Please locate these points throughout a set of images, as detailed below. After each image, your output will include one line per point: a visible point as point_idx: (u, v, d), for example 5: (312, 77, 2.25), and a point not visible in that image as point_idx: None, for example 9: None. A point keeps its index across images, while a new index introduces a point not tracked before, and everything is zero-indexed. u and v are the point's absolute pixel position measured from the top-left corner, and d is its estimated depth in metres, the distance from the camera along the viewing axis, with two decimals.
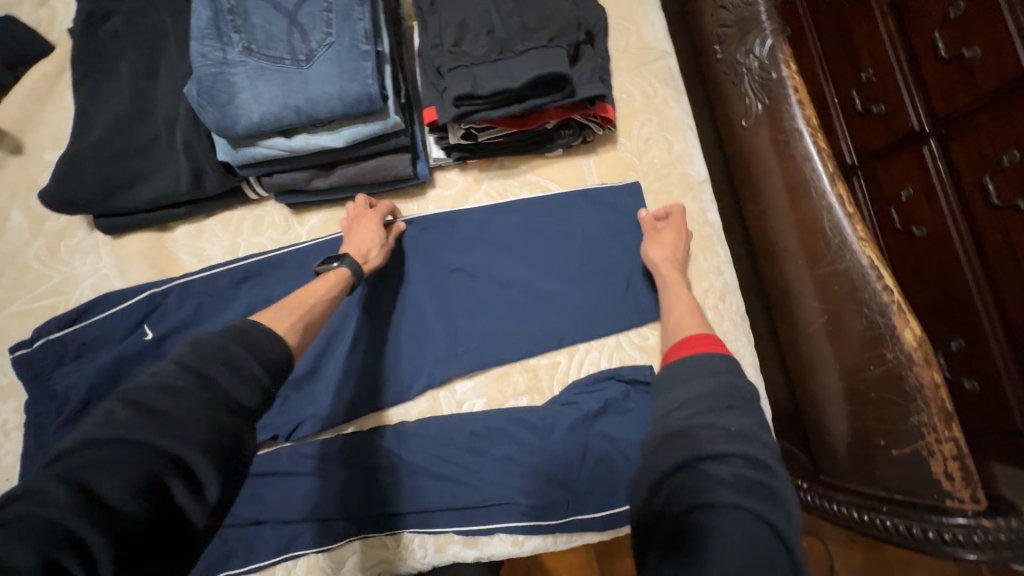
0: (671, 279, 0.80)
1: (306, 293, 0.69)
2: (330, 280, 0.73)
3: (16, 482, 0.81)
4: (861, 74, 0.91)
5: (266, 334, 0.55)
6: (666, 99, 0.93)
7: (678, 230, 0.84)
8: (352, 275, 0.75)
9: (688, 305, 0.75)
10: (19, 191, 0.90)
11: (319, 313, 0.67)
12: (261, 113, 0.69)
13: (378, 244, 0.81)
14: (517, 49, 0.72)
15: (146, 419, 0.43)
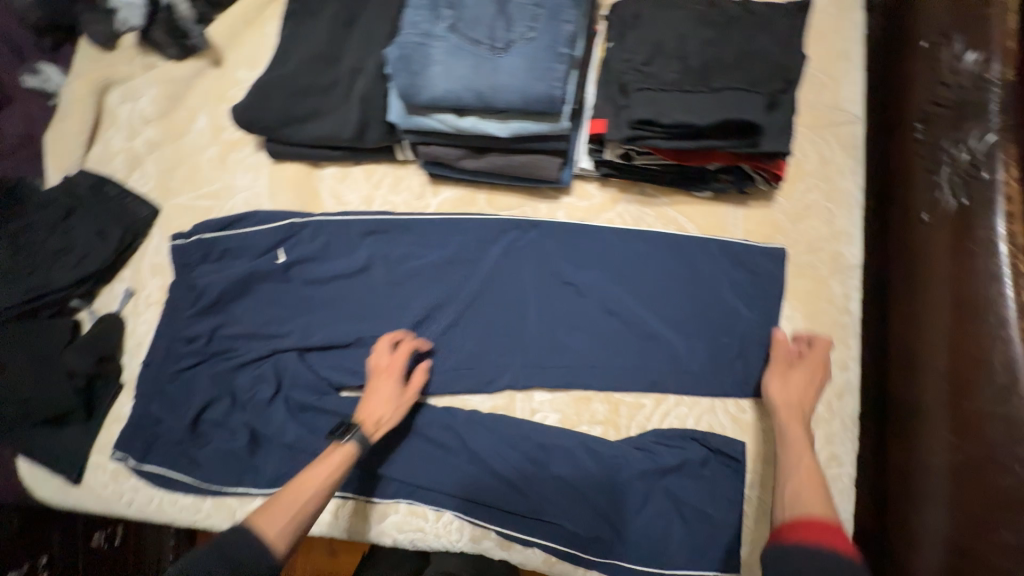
0: (791, 434, 0.72)
1: (307, 483, 0.71)
2: (332, 461, 0.73)
3: (148, 346, 0.95)
4: None
5: (250, 548, 0.64)
6: (843, 169, 0.84)
7: (813, 371, 0.76)
8: (357, 451, 0.75)
9: (810, 475, 0.66)
10: (210, 99, 1.01)
11: (313, 512, 0.70)
12: (445, 89, 0.72)
13: (393, 408, 0.80)
14: (712, 85, 0.69)
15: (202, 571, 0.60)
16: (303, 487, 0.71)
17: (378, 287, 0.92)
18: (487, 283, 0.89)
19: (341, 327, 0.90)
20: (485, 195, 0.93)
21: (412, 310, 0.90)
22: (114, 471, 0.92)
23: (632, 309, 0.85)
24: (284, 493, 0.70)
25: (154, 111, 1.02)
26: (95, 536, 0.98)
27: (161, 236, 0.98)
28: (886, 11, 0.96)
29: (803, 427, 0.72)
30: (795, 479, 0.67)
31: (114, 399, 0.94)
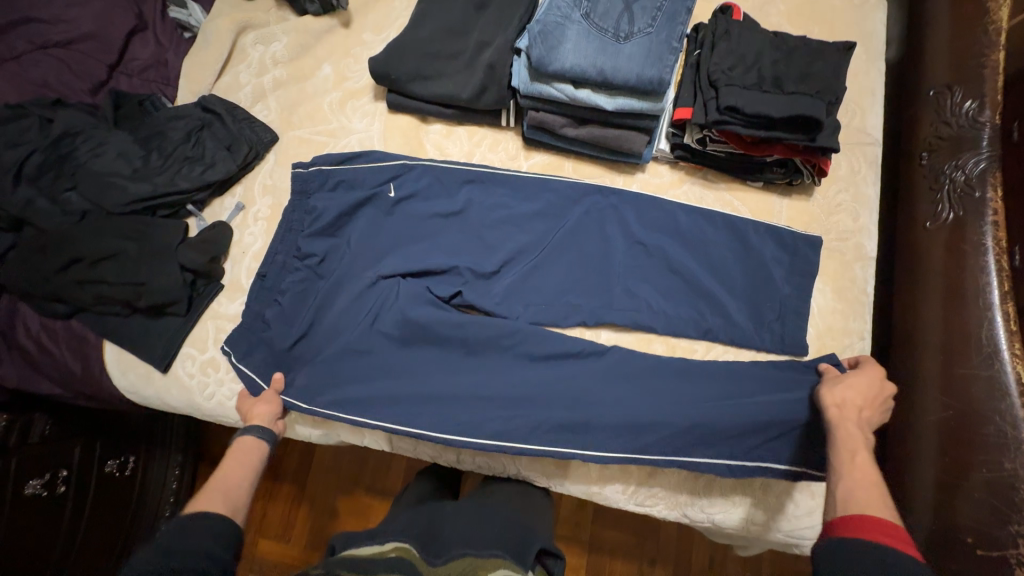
0: (846, 430, 0.77)
1: (227, 474, 0.81)
2: (241, 454, 0.85)
3: (250, 256, 1.04)
4: None
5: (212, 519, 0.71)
6: (867, 179, 1.04)
7: (869, 378, 0.83)
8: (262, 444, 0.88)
9: (869, 476, 0.70)
10: (336, 53, 1.15)
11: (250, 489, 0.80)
12: (574, 62, 0.88)
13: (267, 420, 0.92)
14: (785, 89, 0.88)
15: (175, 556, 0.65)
16: (221, 485, 0.78)
17: (471, 227, 1.05)
18: (569, 236, 1.03)
19: (438, 258, 1.02)
20: (571, 163, 1.09)
21: (499, 249, 1.03)
22: (204, 363, 0.99)
23: (691, 270, 0.99)
24: (212, 484, 0.78)
25: (285, 55, 1.15)
26: (111, 464, 1.23)
27: (275, 161, 1.09)
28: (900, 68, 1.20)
29: (858, 427, 0.77)
30: (853, 478, 0.70)
31: (214, 297, 1.02)
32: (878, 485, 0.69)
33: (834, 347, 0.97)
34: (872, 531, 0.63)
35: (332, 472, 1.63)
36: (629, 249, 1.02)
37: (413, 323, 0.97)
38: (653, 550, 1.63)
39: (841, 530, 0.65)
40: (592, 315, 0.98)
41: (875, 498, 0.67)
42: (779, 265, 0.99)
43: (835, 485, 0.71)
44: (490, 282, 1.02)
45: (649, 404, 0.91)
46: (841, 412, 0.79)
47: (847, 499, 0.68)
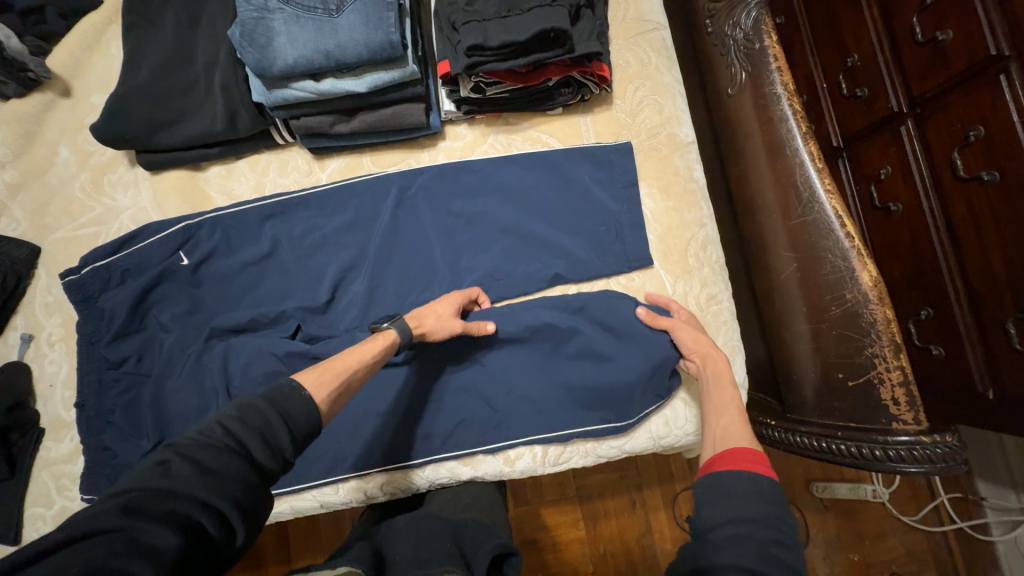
0: (716, 377, 0.81)
1: (351, 355, 0.72)
2: (378, 342, 0.76)
3: (62, 385, 0.93)
4: (848, 59, 1.01)
5: (302, 401, 0.61)
6: (660, 67, 1.01)
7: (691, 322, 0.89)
8: (395, 339, 0.77)
9: (736, 406, 0.76)
10: (67, 129, 1.00)
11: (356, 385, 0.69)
12: (295, 56, 0.79)
13: (436, 318, 0.84)
14: (524, 7, 0.81)
15: (196, 477, 0.50)
16: (339, 362, 0.70)
17: (289, 265, 0.96)
18: (392, 235, 0.96)
19: (266, 309, 0.93)
20: (369, 157, 0.99)
21: (326, 275, 0.95)
22: (57, 516, 0.88)
23: (522, 223, 0.95)
24: (331, 363, 0.69)
25: (7, 152, 0.98)
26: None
27: (48, 274, 0.95)
28: None
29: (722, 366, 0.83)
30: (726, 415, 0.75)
31: (37, 446, 0.90)
32: (743, 416, 0.74)
33: (679, 244, 0.96)
34: (750, 463, 0.65)
35: (305, 538, 1.34)
36: (455, 222, 0.96)
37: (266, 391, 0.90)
38: (636, 475, 1.51)
39: (717, 465, 0.66)
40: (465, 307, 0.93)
41: (744, 432, 0.71)
42: (602, 185, 0.96)
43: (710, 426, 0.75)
44: (329, 313, 0.95)
45: (521, 361, 0.93)
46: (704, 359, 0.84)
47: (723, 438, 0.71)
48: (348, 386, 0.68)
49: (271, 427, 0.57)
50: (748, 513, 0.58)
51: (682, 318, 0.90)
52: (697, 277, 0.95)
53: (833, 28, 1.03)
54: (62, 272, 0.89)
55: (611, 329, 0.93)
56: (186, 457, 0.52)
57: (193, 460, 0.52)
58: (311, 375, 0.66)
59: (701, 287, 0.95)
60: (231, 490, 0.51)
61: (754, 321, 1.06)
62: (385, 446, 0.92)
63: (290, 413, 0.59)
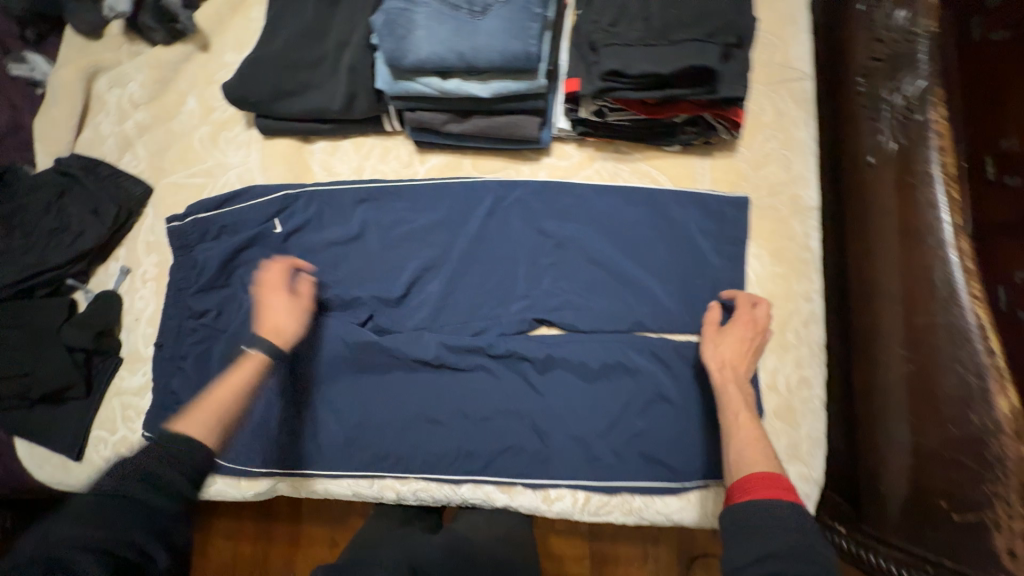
0: (731, 395, 0.78)
1: (224, 391, 0.78)
2: (246, 368, 0.81)
3: (144, 322, 0.97)
4: (1003, 140, 0.81)
5: (185, 442, 0.67)
6: (796, 121, 0.93)
7: (744, 329, 0.82)
8: (268, 359, 0.83)
9: (750, 427, 0.74)
10: (198, 82, 1.04)
11: (233, 407, 0.76)
12: (428, 52, 0.77)
13: (292, 318, 0.87)
14: (672, 38, 0.76)
15: (103, 504, 0.58)
16: (212, 400, 0.76)
17: (372, 251, 0.96)
18: (477, 243, 0.94)
19: (342, 291, 0.94)
20: (470, 160, 0.98)
21: (405, 270, 0.94)
22: (118, 444, 0.93)
23: (612, 258, 0.90)
24: (207, 404, 0.75)
25: (143, 95, 1.04)
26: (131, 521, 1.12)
27: (154, 215, 1.00)
28: None
29: (739, 386, 0.79)
30: (740, 440, 0.73)
31: (114, 373, 0.96)
32: (760, 437, 0.73)
33: (779, 316, 0.87)
34: (766, 483, 0.66)
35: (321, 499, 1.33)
36: (543, 242, 0.92)
37: (338, 372, 0.92)
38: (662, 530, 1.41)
39: (740, 495, 0.67)
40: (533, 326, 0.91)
41: (757, 454, 0.71)
42: (707, 236, 0.89)
43: (726, 449, 0.74)
44: (401, 307, 0.93)
45: (582, 404, 0.87)
46: (723, 373, 0.80)
47: (739, 462, 0.71)
48: (217, 417, 0.73)
49: (168, 470, 0.63)
50: (784, 542, 0.60)
51: (712, 325, 0.84)
52: (793, 356, 0.86)
53: (992, 93, 0.83)
54: (171, 218, 0.96)
55: (688, 391, 0.86)
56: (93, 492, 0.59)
57: (101, 504, 0.58)
58: (191, 418, 0.72)
59: (794, 367, 0.86)
60: (144, 526, 0.58)
61: (834, 415, 0.92)
62: (427, 454, 0.89)
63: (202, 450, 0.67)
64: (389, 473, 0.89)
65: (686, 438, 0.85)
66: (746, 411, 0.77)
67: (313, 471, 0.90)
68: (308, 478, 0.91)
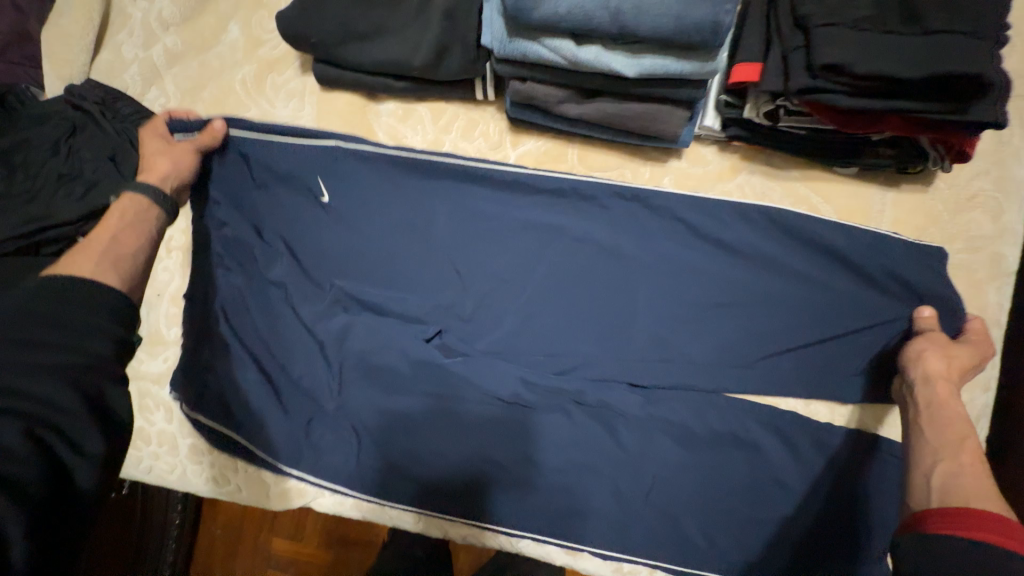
0: (953, 411, 0.59)
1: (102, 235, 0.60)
2: (127, 206, 0.64)
3: (167, 298, 0.83)
4: None
5: (81, 284, 0.51)
6: (1020, 153, 0.70)
7: (973, 353, 0.64)
8: (154, 192, 0.66)
9: (975, 457, 0.55)
10: (244, 4, 0.83)
11: (134, 246, 0.60)
12: (571, 5, 0.56)
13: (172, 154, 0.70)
14: (922, 26, 0.53)
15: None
16: (100, 241, 0.59)
17: (443, 246, 0.77)
18: (575, 259, 0.75)
19: (403, 295, 0.77)
20: (576, 150, 0.78)
21: (482, 278, 0.76)
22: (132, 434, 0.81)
23: (745, 302, 0.72)
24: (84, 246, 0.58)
25: (176, 14, 0.84)
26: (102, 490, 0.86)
27: None
28: None
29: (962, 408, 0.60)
30: (962, 466, 0.54)
31: None
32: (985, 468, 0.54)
33: None
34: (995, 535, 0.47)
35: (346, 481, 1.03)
36: (658, 268, 0.74)
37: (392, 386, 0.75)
38: None
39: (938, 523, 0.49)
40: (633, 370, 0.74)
41: (987, 490, 0.51)
42: (875, 292, 0.69)
43: (932, 470, 0.55)
44: (473, 323, 0.77)
45: (680, 474, 0.72)
46: (941, 385, 0.61)
47: (952, 489, 0.52)
48: (131, 265, 0.58)
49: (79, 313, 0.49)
50: None
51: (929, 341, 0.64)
52: None
53: None
54: (173, 127, 0.74)
55: (815, 482, 0.70)
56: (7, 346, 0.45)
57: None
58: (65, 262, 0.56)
59: None
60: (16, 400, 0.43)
61: None
62: (484, 502, 0.75)
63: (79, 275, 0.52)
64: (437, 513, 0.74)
65: (805, 538, 0.69)
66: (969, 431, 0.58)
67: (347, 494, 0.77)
68: (341, 498, 0.78)
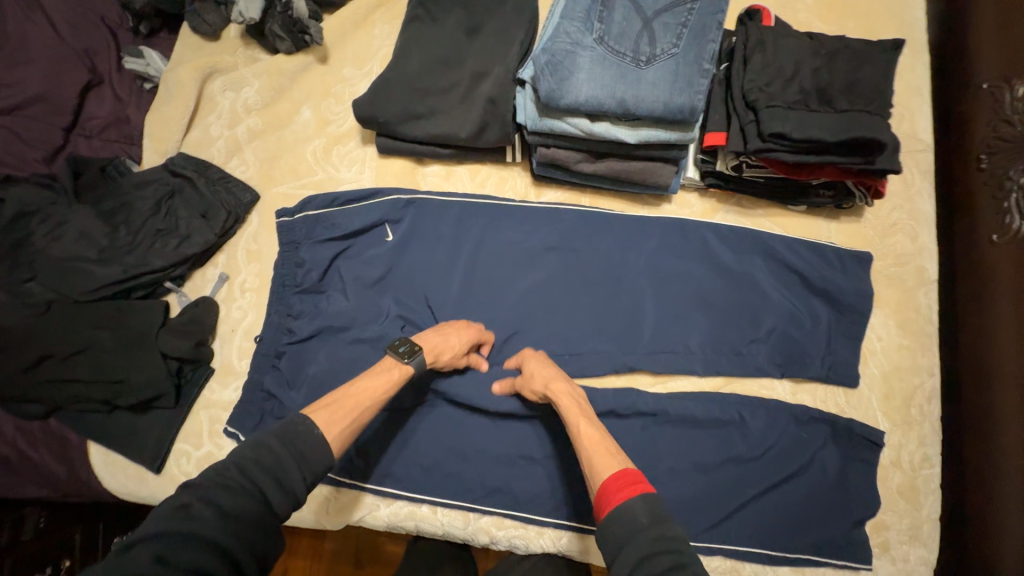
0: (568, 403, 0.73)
1: (362, 396, 0.71)
2: (392, 374, 0.75)
3: (239, 333, 0.94)
4: None
5: (315, 442, 0.62)
6: (923, 191, 0.93)
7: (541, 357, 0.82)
8: (415, 373, 0.76)
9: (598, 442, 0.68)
10: (315, 93, 1.03)
11: (365, 422, 0.70)
12: (588, 94, 0.78)
13: (454, 357, 0.80)
14: (836, 106, 0.77)
15: (209, 516, 0.53)
16: (349, 403, 0.69)
17: (483, 271, 0.93)
18: (593, 283, 0.91)
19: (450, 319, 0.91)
20: (588, 198, 0.97)
21: (518, 302, 0.91)
22: (201, 460, 0.88)
23: (734, 310, 0.88)
24: (342, 399, 0.70)
25: (258, 101, 1.03)
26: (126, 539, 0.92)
27: (259, 222, 0.98)
28: (941, 45, 0.98)
29: (567, 395, 0.75)
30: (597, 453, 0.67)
31: (204, 384, 0.92)
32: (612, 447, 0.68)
33: (903, 389, 0.86)
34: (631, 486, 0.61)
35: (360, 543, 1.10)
36: (660, 285, 0.90)
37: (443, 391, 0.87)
38: None
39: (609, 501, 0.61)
40: (648, 368, 0.87)
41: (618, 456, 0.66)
42: (835, 298, 0.87)
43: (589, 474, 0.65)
44: (514, 338, 0.90)
45: (699, 463, 0.82)
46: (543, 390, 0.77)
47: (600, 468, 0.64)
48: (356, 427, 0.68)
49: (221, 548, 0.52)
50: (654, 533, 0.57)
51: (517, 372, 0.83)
52: (917, 433, 0.84)
53: None
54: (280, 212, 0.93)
55: (811, 461, 0.82)
56: (208, 505, 0.54)
57: (158, 555, 0.49)
58: (324, 411, 0.67)
59: (918, 444, 0.84)
60: (228, 545, 0.52)
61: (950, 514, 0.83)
62: (528, 498, 0.85)
63: (288, 480, 0.59)
64: (489, 502, 0.85)
65: (808, 511, 0.80)
66: (586, 402, 0.76)
67: (412, 493, 0.86)
68: (406, 502, 0.87)
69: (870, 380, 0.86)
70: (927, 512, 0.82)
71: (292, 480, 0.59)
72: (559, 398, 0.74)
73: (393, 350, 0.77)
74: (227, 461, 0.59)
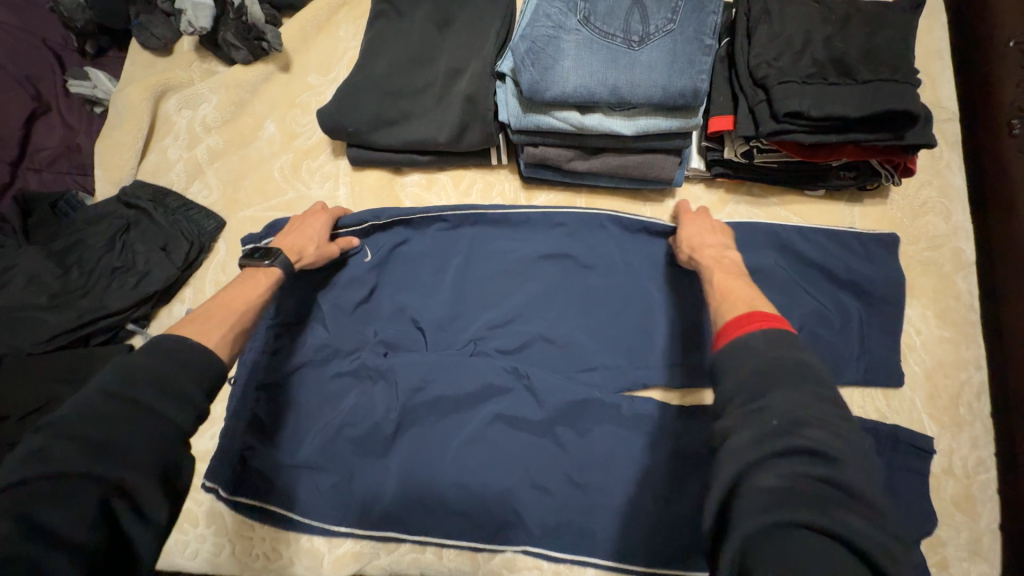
0: (710, 253, 0.74)
1: (231, 300, 0.67)
2: (259, 280, 0.71)
3: None
4: None
5: (203, 355, 0.56)
6: (952, 165, 0.84)
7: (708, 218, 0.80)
8: (284, 274, 0.73)
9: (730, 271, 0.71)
10: (278, 105, 0.95)
11: (247, 322, 0.66)
12: (576, 84, 0.69)
13: (314, 243, 0.79)
14: (858, 77, 0.68)
15: (73, 447, 0.47)
16: (220, 313, 0.64)
17: (475, 285, 0.84)
18: (597, 292, 0.83)
19: (443, 341, 0.83)
20: (584, 199, 0.89)
21: (516, 317, 0.83)
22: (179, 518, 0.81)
23: None
24: (210, 309, 0.64)
25: (217, 118, 0.95)
26: None
27: (227, 250, 0.90)
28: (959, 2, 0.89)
29: (716, 253, 0.75)
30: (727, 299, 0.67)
31: None
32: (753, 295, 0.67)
33: (949, 386, 0.77)
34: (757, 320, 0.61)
35: None
36: (670, 289, 0.82)
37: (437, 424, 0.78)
38: None
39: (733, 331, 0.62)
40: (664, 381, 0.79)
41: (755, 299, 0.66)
42: (864, 290, 0.78)
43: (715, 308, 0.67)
44: (514, 358, 0.82)
45: None
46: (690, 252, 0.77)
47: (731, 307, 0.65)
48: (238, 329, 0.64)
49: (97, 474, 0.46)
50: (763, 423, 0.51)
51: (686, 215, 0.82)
52: (968, 434, 0.76)
53: None
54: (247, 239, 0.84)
55: None
56: (63, 437, 0.48)
57: None
58: (194, 324, 0.61)
59: (970, 446, 0.75)
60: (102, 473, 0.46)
61: None
62: (540, 538, 0.76)
63: (174, 387, 0.52)
64: (499, 542, 0.76)
65: None
66: (741, 269, 0.73)
67: (413, 539, 0.77)
68: (406, 547, 0.78)
69: (911, 378, 0.78)
70: (988, 522, 0.73)
71: (181, 388, 0.53)
72: (699, 258, 0.75)
73: (245, 262, 0.72)
74: (90, 390, 0.51)
